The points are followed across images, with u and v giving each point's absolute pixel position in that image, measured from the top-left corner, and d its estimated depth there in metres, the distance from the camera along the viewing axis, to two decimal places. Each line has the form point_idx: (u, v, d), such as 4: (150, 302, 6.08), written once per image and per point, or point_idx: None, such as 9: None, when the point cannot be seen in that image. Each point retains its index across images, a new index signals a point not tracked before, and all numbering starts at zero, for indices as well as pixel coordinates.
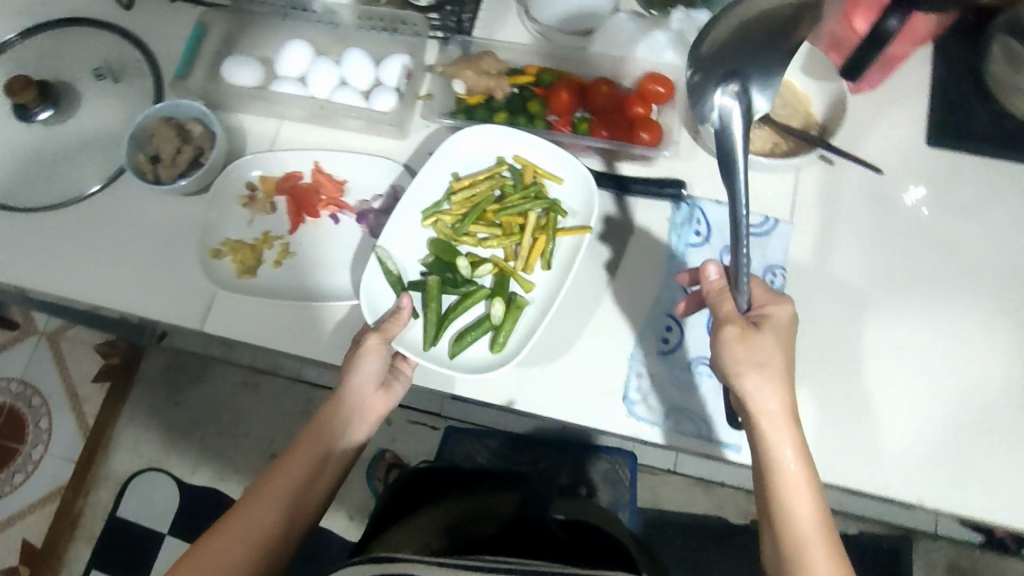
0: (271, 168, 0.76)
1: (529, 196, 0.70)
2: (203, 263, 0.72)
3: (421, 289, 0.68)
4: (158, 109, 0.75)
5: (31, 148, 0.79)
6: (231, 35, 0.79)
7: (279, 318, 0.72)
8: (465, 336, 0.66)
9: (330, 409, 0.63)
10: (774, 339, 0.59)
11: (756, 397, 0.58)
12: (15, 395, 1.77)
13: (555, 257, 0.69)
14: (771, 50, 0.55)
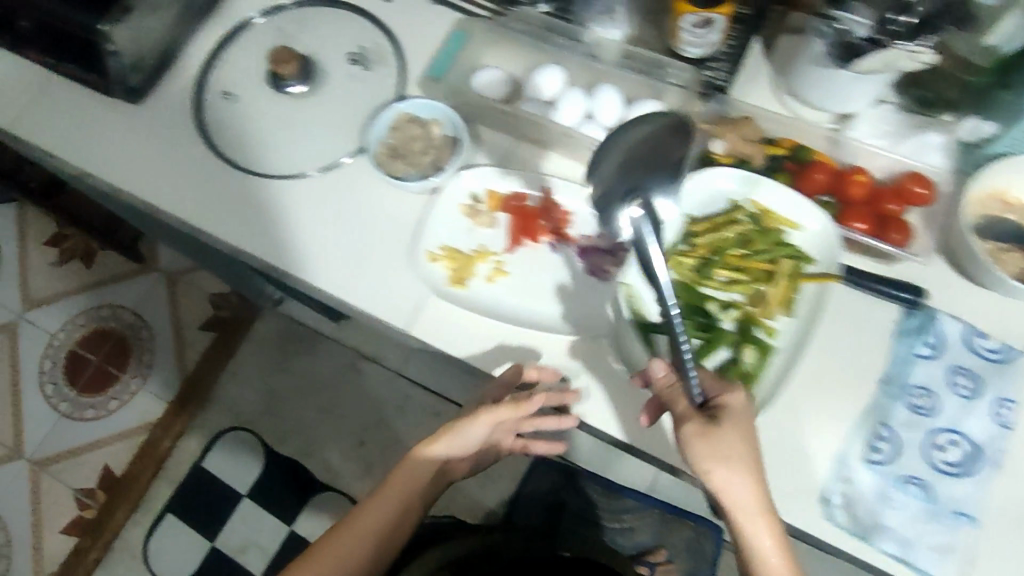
0: (499, 183, 0.75)
1: (776, 242, 0.63)
2: (420, 264, 0.72)
3: (664, 332, 0.62)
4: (406, 105, 0.76)
5: (274, 118, 0.82)
6: (487, 46, 0.80)
7: (484, 337, 0.70)
8: (715, 383, 0.60)
9: (425, 455, 0.69)
10: (729, 429, 0.55)
11: (724, 491, 0.54)
12: (126, 324, 1.82)
13: (801, 302, 0.62)
14: (655, 162, 0.56)
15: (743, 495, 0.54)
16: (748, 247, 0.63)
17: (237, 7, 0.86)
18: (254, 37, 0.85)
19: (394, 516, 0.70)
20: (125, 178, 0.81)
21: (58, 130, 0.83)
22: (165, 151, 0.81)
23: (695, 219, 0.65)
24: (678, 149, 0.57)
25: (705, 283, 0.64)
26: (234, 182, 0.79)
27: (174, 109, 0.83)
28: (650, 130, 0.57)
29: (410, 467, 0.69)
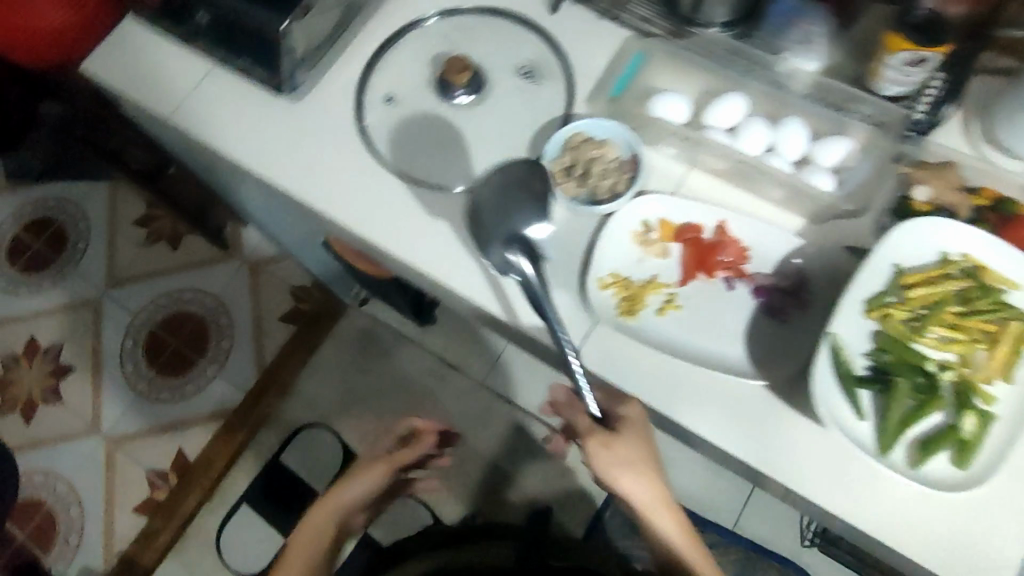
0: (673, 213, 0.73)
1: (997, 303, 0.59)
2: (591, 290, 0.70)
3: (878, 389, 0.58)
4: (582, 125, 0.74)
5: (435, 127, 0.81)
6: (667, 69, 0.78)
7: (657, 371, 0.68)
8: (932, 448, 0.57)
9: (330, 502, 0.89)
10: (631, 441, 0.66)
11: (631, 489, 0.68)
12: (207, 309, 1.83)
13: (1022, 367, 0.59)
14: (519, 195, 0.67)
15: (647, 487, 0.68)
16: (965, 305, 0.60)
17: (401, 10, 0.85)
18: (417, 43, 0.84)
19: (312, 557, 0.85)
20: (283, 176, 0.80)
21: (216, 121, 0.82)
22: (324, 151, 0.80)
23: (906, 270, 0.60)
24: (538, 182, 0.68)
25: (920, 339, 0.60)
26: (395, 189, 0.78)
27: (333, 108, 0.81)
28: (506, 171, 0.68)
29: (322, 513, 0.88)
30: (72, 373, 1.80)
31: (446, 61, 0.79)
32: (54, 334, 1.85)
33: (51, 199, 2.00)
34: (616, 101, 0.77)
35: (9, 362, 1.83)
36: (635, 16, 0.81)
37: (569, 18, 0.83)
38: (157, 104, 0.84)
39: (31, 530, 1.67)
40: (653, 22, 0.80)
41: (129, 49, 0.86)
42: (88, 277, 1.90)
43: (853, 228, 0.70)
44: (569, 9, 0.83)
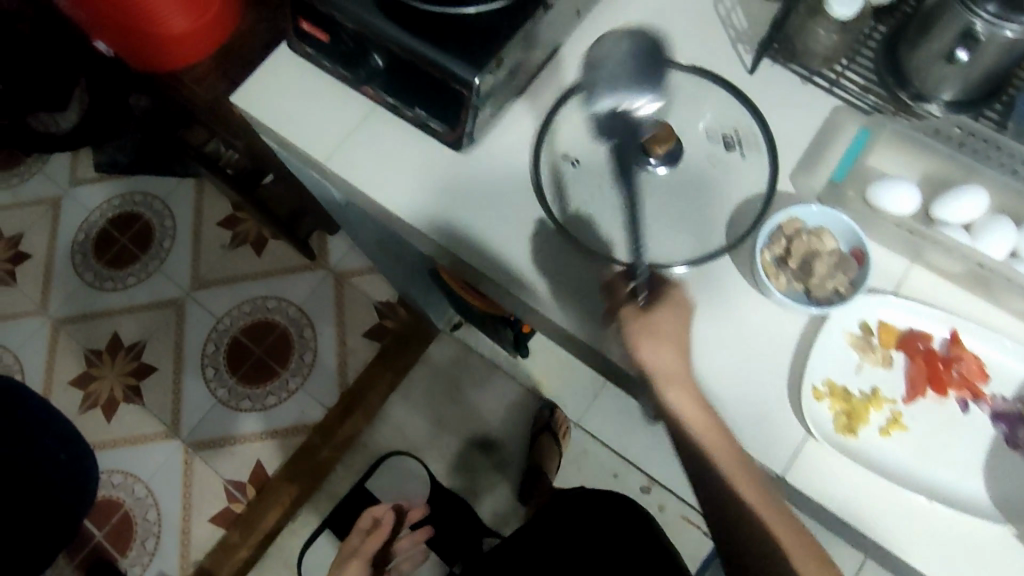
0: (896, 317, 0.65)
1: None
2: (807, 405, 0.62)
3: None
4: (797, 210, 0.66)
5: (621, 192, 0.73)
6: (898, 151, 0.72)
7: (881, 503, 0.60)
8: None
9: None
10: (672, 314, 0.63)
11: (660, 355, 0.61)
12: (290, 319, 1.80)
13: None
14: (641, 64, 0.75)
15: (667, 362, 0.61)
16: None
17: (585, 60, 0.78)
18: (600, 93, 0.77)
19: None
20: (451, 237, 0.72)
21: (378, 171, 0.75)
22: (496, 213, 0.73)
23: None
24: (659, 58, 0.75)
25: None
26: (574, 268, 0.71)
27: (508, 166, 0.75)
28: (618, 40, 0.76)
29: None
30: (153, 374, 1.79)
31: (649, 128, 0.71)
32: (138, 333, 1.83)
33: (136, 194, 1.98)
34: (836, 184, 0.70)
35: (94, 357, 1.82)
36: (851, 85, 0.74)
37: (771, 81, 0.75)
38: (313, 145, 0.77)
39: (109, 531, 1.66)
40: (871, 93, 0.73)
41: (285, 84, 0.80)
42: (172, 276, 1.88)
43: None
44: (772, 72, 0.76)
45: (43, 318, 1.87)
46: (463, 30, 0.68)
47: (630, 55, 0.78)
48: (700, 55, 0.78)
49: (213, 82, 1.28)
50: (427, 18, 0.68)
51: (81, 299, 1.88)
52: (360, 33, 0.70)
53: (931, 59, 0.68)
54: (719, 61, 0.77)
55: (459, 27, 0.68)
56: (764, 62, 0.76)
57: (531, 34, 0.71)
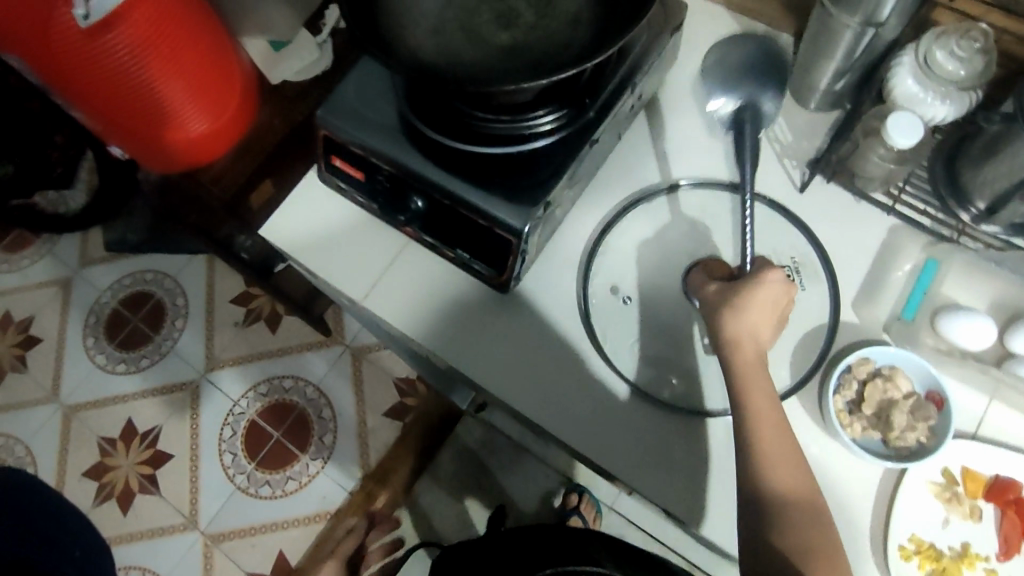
0: (980, 463, 0.61)
1: None
2: (895, 568, 0.58)
3: None
4: (866, 350, 0.63)
5: (672, 330, 0.71)
6: (969, 274, 0.67)
7: None
8: None
9: None
10: (766, 298, 0.62)
11: (744, 330, 0.61)
12: (308, 399, 1.74)
13: None
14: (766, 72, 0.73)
15: (746, 341, 0.61)
16: None
17: (628, 183, 0.75)
18: (646, 221, 0.74)
19: None
20: (492, 380, 0.70)
21: (415, 310, 0.72)
22: (546, 354, 0.70)
23: None
24: (778, 60, 0.74)
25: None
26: (625, 410, 0.68)
27: (553, 299, 0.72)
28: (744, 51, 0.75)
29: None
30: (170, 461, 1.72)
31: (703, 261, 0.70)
32: (153, 418, 1.76)
33: (148, 271, 1.89)
34: (909, 321, 0.66)
35: (106, 445, 1.75)
36: (911, 205, 0.70)
37: (827, 197, 0.72)
38: (345, 278, 0.73)
39: None
40: (931, 214, 0.70)
41: (313, 211, 0.75)
42: (183, 359, 1.80)
43: None
44: (827, 189, 0.72)
45: (54, 405, 1.79)
46: (508, 171, 0.66)
47: (685, 171, 0.76)
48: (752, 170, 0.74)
49: (231, 180, 1.23)
50: (470, 161, 0.66)
51: (90, 383, 1.80)
52: (399, 177, 0.68)
53: (997, 181, 0.65)
54: (772, 177, 0.73)
55: (501, 169, 0.66)
56: (816, 179, 0.72)
57: (576, 171, 0.69)
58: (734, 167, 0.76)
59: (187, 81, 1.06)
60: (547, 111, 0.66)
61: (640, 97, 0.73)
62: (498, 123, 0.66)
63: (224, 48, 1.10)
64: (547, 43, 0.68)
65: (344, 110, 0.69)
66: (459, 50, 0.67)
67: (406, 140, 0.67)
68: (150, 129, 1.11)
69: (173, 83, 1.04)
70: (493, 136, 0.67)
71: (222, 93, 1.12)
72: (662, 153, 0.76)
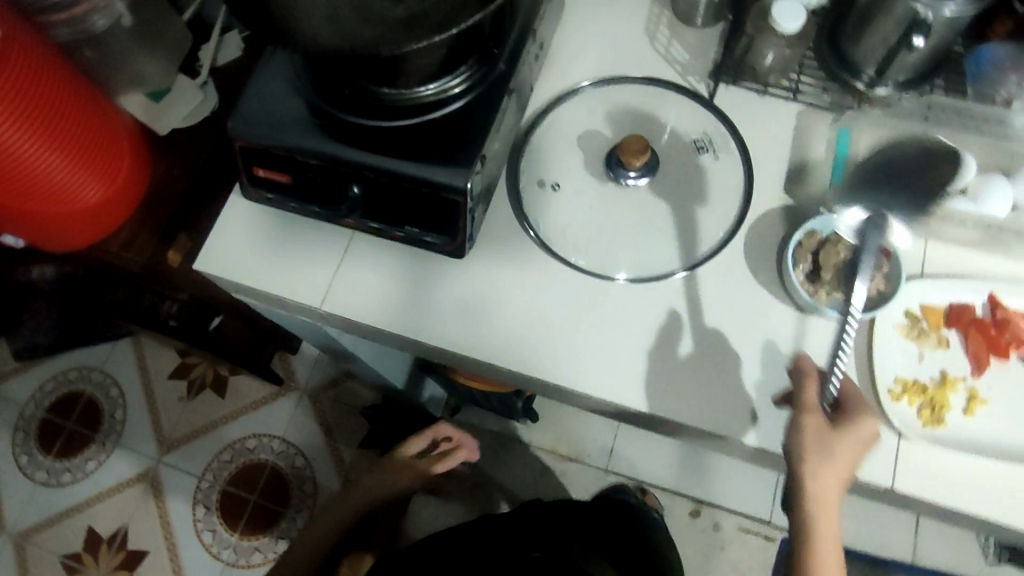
0: (935, 297, 0.66)
1: None
2: (888, 409, 0.62)
3: None
4: (808, 225, 0.66)
5: (629, 248, 0.71)
6: (884, 128, 0.71)
7: (981, 482, 0.60)
8: None
9: None
10: (851, 443, 0.58)
11: (824, 469, 0.57)
12: (277, 453, 1.66)
13: None
14: (907, 179, 0.67)
15: (827, 484, 0.58)
16: None
17: (552, 132, 0.77)
18: (576, 159, 0.75)
19: None
20: (464, 342, 0.70)
21: (374, 296, 0.72)
22: (513, 304, 0.70)
23: None
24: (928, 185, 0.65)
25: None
26: (602, 332, 0.69)
27: (508, 253, 0.72)
28: (915, 144, 0.68)
29: None
30: (146, 558, 1.61)
31: (622, 141, 0.71)
32: (116, 519, 1.64)
33: (69, 371, 1.76)
34: (840, 187, 0.71)
35: (71, 562, 1.62)
36: (809, 89, 0.75)
37: (734, 99, 0.76)
38: (300, 294, 0.73)
39: None
40: (830, 90, 0.74)
41: (250, 234, 0.75)
42: (133, 448, 1.69)
43: None
44: (735, 90, 0.76)
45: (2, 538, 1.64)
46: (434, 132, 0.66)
47: (587, 75, 0.79)
48: (658, 94, 0.77)
49: (143, 241, 1.17)
50: (395, 136, 0.66)
51: (36, 503, 1.66)
52: (329, 167, 0.67)
53: (878, 48, 0.69)
54: (678, 93, 0.77)
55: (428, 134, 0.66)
56: (720, 86, 0.76)
57: (502, 123, 0.69)
58: (632, 66, 0.79)
59: (68, 147, 0.99)
60: (455, 76, 0.67)
61: (540, 43, 0.75)
62: (413, 95, 0.67)
63: (105, 112, 1.05)
64: (439, 5, 0.68)
65: (254, 116, 0.67)
66: (355, 31, 0.67)
67: (325, 131, 0.66)
68: (40, 207, 1.03)
69: (54, 153, 0.97)
70: (412, 107, 0.67)
71: (108, 153, 1.05)
72: (569, 92, 0.78)
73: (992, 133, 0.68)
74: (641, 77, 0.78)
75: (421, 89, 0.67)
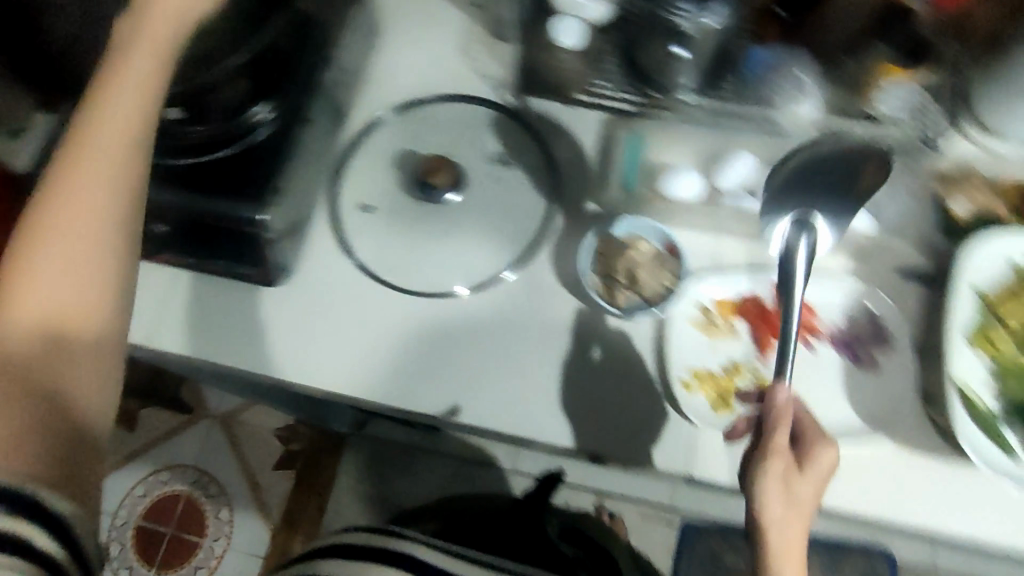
0: (725, 289, 0.70)
1: None
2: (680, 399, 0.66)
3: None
4: (605, 228, 0.70)
5: (440, 262, 0.75)
6: (671, 134, 0.74)
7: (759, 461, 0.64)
8: None
9: None
10: (817, 482, 0.55)
11: (793, 515, 0.52)
12: (190, 483, 1.58)
13: None
14: (847, 185, 0.67)
15: (795, 531, 0.52)
16: None
17: (368, 154, 0.79)
18: (391, 177, 0.78)
19: None
20: (282, 365, 0.72)
21: (193, 326, 0.73)
22: (330, 327, 0.73)
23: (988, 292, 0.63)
24: (843, 180, 0.68)
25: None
26: (417, 346, 0.72)
27: (324, 276, 0.75)
28: (847, 145, 0.68)
29: None
30: None
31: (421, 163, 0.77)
32: None
33: None
34: (630, 191, 0.74)
35: None
36: (608, 96, 0.78)
37: (539, 111, 0.80)
38: None
39: None
40: (628, 96, 0.78)
41: None
42: None
43: (896, 252, 0.70)
44: (542, 104, 0.80)
45: None
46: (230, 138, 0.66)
47: (404, 94, 0.82)
48: (469, 110, 0.81)
49: None
50: (198, 171, 0.67)
51: None
52: None
53: (661, 54, 0.73)
54: (487, 109, 0.80)
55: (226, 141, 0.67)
56: (528, 99, 0.80)
57: (304, 149, 0.71)
58: (447, 83, 0.82)
59: None
60: (261, 103, 0.68)
61: (344, 68, 0.76)
62: (218, 124, 0.67)
63: None
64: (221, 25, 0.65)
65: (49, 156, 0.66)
66: None
67: None
68: None
69: None
70: (217, 137, 0.67)
71: None
72: (386, 110, 0.81)
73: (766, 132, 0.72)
74: (454, 93, 0.81)
75: (225, 118, 0.67)
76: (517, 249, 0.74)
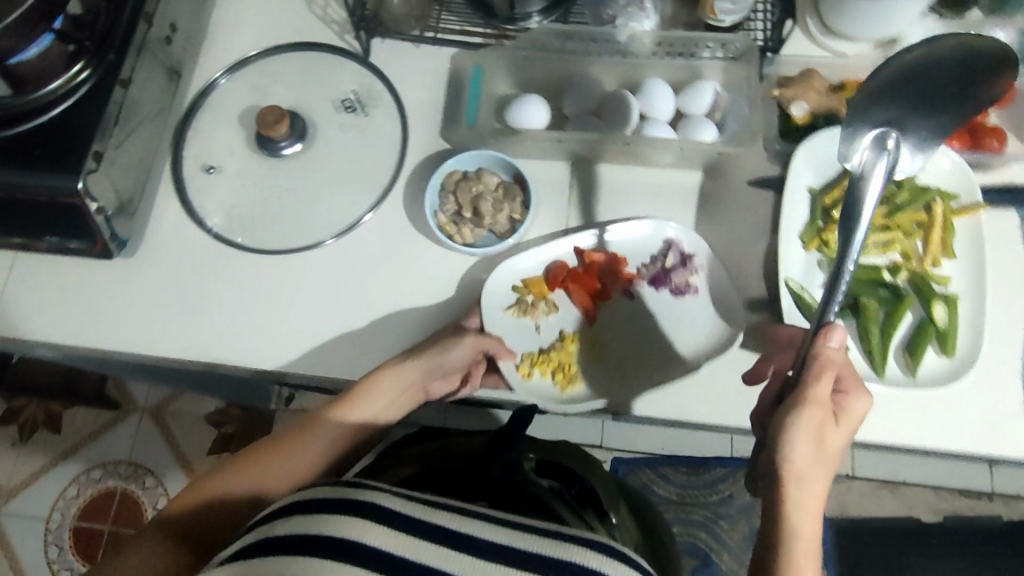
0: (533, 266, 0.69)
1: (919, 191, 0.63)
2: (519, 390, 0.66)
3: (856, 311, 0.61)
4: (449, 166, 0.69)
5: (295, 218, 0.72)
6: (517, 64, 0.73)
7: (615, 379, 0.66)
8: (918, 348, 0.59)
9: None
10: (846, 428, 0.52)
11: (812, 449, 0.49)
12: (125, 477, 1.42)
13: (958, 240, 0.63)
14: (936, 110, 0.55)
15: (816, 461, 0.49)
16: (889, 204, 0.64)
17: (211, 113, 0.75)
18: (237, 136, 0.74)
19: None
20: (143, 341, 0.70)
21: (51, 310, 0.71)
22: (187, 296, 0.71)
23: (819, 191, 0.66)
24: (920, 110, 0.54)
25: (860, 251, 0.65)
26: (280, 309, 0.70)
27: (176, 245, 0.72)
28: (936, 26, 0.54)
29: None
30: None
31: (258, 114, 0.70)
32: None
33: None
34: (472, 126, 0.72)
35: None
36: (453, 32, 0.75)
37: (387, 51, 0.76)
38: None
39: None
40: (476, 30, 0.74)
41: None
42: None
43: (746, 160, 0.70)
44: (387, 44, 0.76)
45: None
46: (445, 342, 0.62)
47: (246, 49, 0.78)
48: (314, 56, 0.76)
49: None
50: (16, 143, 0.63)
51: None
52: None
53: None
54: (332, 53, 0.76)
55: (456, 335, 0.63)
56: (375, 41, 0.76)
57: (128, 114, 0.67)
58: (290, 32, 0.78)
59: None
60: (77, 65, 0.64)
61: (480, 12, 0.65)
62: (33, 93, 0.63)
63: None
64: None
65: None
66: None
67: None
68: None
69: None
70: (32, 108, 0.63)
71: None
72: (227, 66, 0.77)
73: (613, 51, 0.72)
74: (297, 42, 0.77)
75: (43, 86, 0.63)
76: (373, 197, 0.72)
